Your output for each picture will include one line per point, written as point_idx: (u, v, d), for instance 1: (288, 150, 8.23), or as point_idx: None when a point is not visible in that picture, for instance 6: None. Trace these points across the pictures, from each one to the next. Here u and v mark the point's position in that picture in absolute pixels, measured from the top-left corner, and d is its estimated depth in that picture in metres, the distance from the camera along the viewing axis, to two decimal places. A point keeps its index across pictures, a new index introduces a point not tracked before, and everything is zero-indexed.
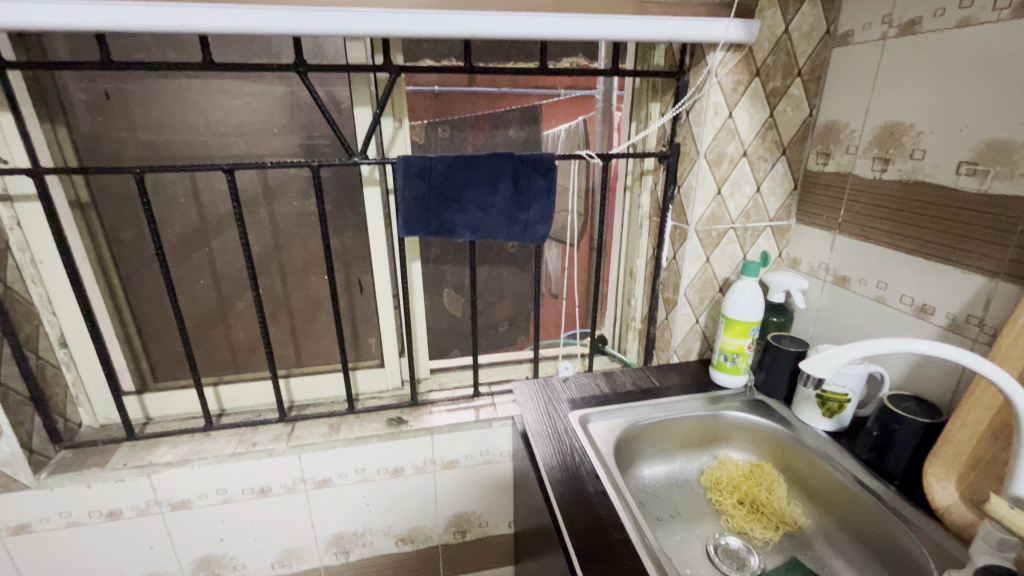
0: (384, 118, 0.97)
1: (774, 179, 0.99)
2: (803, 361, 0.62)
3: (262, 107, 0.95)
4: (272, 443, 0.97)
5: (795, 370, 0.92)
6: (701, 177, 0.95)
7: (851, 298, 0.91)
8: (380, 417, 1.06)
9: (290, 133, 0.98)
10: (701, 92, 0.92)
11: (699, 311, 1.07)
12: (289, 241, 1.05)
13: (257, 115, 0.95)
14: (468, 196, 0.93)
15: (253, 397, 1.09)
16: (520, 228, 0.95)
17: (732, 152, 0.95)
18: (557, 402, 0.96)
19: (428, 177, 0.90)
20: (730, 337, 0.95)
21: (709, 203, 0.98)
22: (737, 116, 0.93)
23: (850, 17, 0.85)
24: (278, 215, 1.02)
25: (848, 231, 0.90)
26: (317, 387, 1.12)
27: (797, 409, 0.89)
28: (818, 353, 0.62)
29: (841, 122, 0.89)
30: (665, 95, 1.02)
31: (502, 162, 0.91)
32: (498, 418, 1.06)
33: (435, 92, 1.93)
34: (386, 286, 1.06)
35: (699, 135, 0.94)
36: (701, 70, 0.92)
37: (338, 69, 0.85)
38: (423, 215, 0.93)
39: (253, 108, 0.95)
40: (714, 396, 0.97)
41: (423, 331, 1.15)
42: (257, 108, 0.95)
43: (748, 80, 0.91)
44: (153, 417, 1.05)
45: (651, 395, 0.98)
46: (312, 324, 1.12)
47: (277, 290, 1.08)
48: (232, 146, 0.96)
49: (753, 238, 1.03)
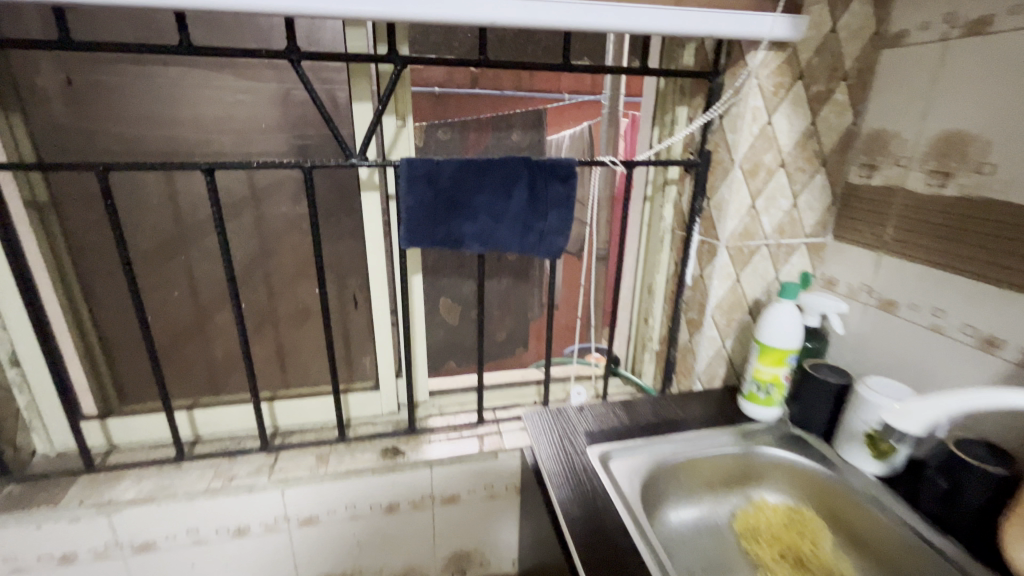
0: (385, 116, 0.87)
1: (812, 191, 0.90)
2: (891, 414, 0.59)
3: (248, 100, 0.85)
4: (253, 476, 0.87)
5: (836, 403, 0.84)
6: (734, 189, 0.86)
7: (898, 325, 0.82)
8: (374, 446, 0.96)
9: (280, 131, 0.88)
10: (738, 94, 0.83)
11: (726, 334, 0.97)
12: (279, 249, 0.94)
13: (243, 109, 0.85)
14: (478, 203, 0.83)
15: (231, 422, 0.97)
16: (534, 239, 0.86)
17: (768, 162, 0.86)
18: (572, 435, 0.87)
19: (434, 181, 0.80)
20: (764, 365, 0.86)
21: (742, 217, 0.89)
22: (776, 122, 0.84)
23: (905, 16, 0.77)
24: (268, 221, 0.92)
25: (896, 251, 0.82)
26: (303, 412, 1.00)
27: (842, 449, 0.80)
28: (904, 406, 0.58)
29: (890, 131, 0.81)
30: (694, 97, 0.92)
31: (517, 166, 0.82)
32: (505, 449, 0.97)
33: (436, 93, 1.82)
34: (383, 301, 0.96)
35: (733, 142, 0.85)
36: (739, 71, 0.82)
37: (335, 57, 0.75)
38: (428, 223, 0.82)
39: (240, 102, 0.85)
40: (746, 430, 0.88)
41: (422, 350, 1.05)
42: (244, 101, 0.85)
43: (790, 83, 0.82)
44: (117, 444, 0.93)
45: (676, 428, 0.88)
46: (300, 341, 1.02)
47: (261, 303, 0.97)
48: (213, 141, 0.85)
49: (786, 255, 0.94)
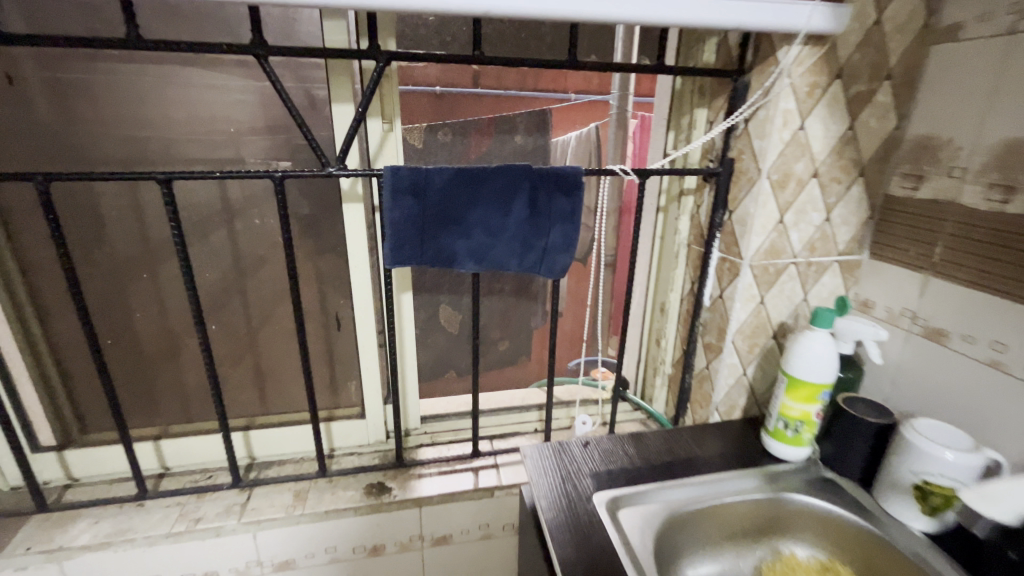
0: (369, 118, 0.78)
1: (847, 204, 0.80)
2: (976, 493, 0.56)
3: (216, 100, 0.77)
4: (221, 517, 0.78)
5: (876, 445, 0.74)
6: (761, 202, 0.77)
7: (949, 359, 0.72)
8: (358, 481, 0.87)
9: (253, 135, 0.79)
10: (766, 95, 0.73)
11: (747, 361, 0.88)
12: (254, 265, 0.86)
13: (210, 110, 0.77)
14: (473, 217, 0.74)
15: (202, 453, 0.89)
16: (535, 258, 0.77)
17: (800, 172, 0.76)
18: (576, 476, 0.77)
19: (422, 193, 0.71)
20: (793, 401, 0.76)
21: (769, 233, 0.79)
22: (810, 127, 0.73)
23: (960, 5, 0.67)
24: (241, 235, 0.83)
25: (947, 274, 0.71)
26: (282, 442, 0.92)
27: (883, 500, 0.71)
28: (995, 488, 0.56)
29: (941, 137, 0.71)
30: (715, 99, 0.82)
31: (515, 176, 0.73)
32: (502, 486, 0.88)
33: (436, 93, 1.80)
34: (368, 323, 0.88)
35: (760, 149, 0.75)
36: (768, 70, 0.72)
37: (307, 52, 0.66)
38: (416, 239, 0.74)
39: (206, 103, 0.76)
40: (772, 472, 0.78)
41: (412, 374, 0.96)
42: (211, 102, 0.76)
43: (827, 82, 0.72)
44: (77, 478, 0.85)
45: (693, 469, 0.79)
46: (280, 363, 0.93)
47: (236, 323, 0.89)
48: (178, 146, 0.77)
49: (817, 275, 0.84)
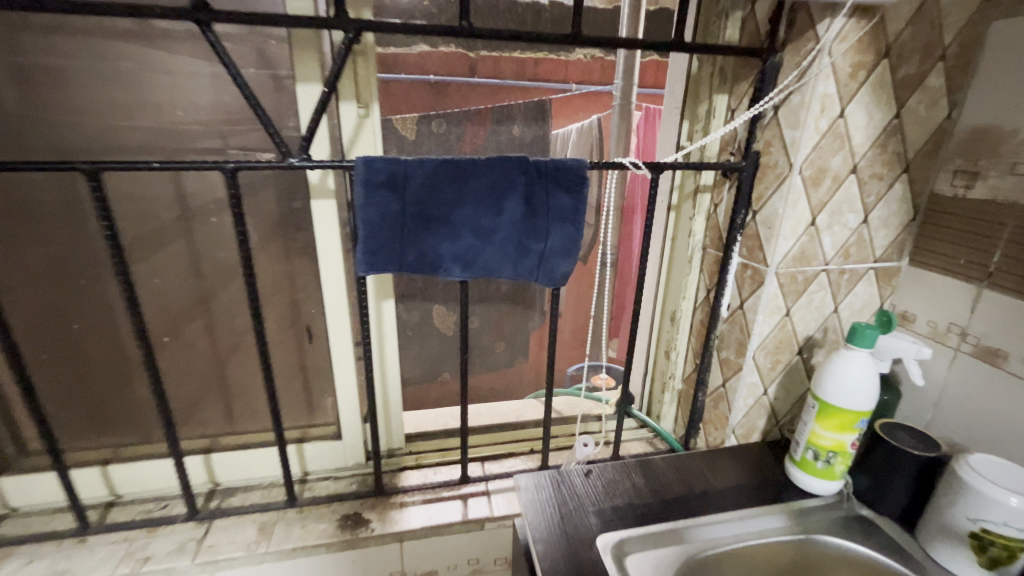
0: (342, 102, 0.67)
1: (887, 204, 0.71)
2: None
3: (158, 79, 0.66)
4: (172, 557, 0.69)
5: (919, 480, 0.65)
6: (791, 201, 0.67)
7: (1006, 384, 0.62)
8: (331, 511, 0.78)
9: (208, 120, 0.69)
10: (801, 78, 0.63)
11: (769, 379, 0.78)
12: (212, 269, 0.76)
13: (150, 90, 0.66)
14: (460, 217, 0.64)
15: (158, 479, 0.79)
16: (531, 263, 0.67)
17: (836, 167, 0.66)
18: (577, 512, 0.67)
19: (400, 188, 0.61)
20: (825, 429, 0.67)
21: (798, 237, 0.69)
22: (850, 115, 0.63)
23: None
24: (196, 235, 0.73)
25: (1006, 287, 0.61)
26: (248, 466, 0.82)
27: (929, 545, 0.61)
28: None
29: (1003, 127, 0.61)
30: (738, 83, 0.72)
31: (508, 169, 0.63)
32: (493, 518, 0.78)
33: (434, 83, 1.70)
34: (344, 335, 0.78)
35: (792, 141, 0.65)
36: (805, 48, 0.62)
37: (259, 19, 0.55)
38: (394, 242, 0.64)
39: (145, 82, 0.65)
40: (798, 508, 0.69)
41: (394, 389, 0.86)
42: (152, 81, 0.65)
43: (871, 62, 0.62)
44: (14, 507, 0.75)
45: (709, 505, 0.69)
46: (245, 379, 0.83)
47: (194, 334, 0.78)
48: (114, 133, 0.66)
49: (849, 284, 0.75)
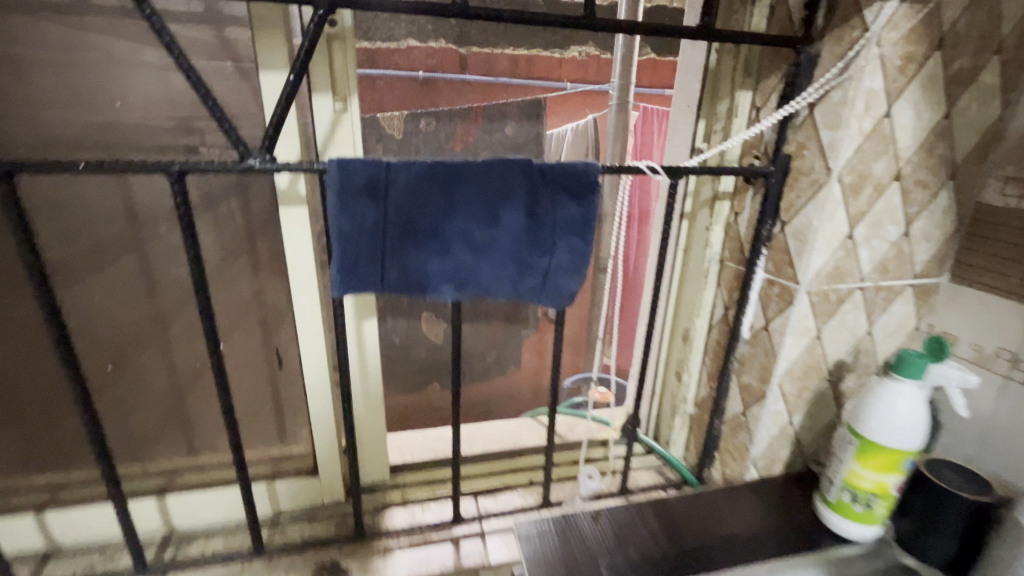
0: (315, 94, 0.58)
1: (930, 215, 0.63)
2: None
3: (94, 64, 0.55)
4: None
5: (973, 528, 0.57)
6: (827, 212, 0.59)
7: None
8: (303, 561, 0.69)
9: (157, 115, 0.59)
10: (843, 71, 0.55)
11: (794, 407, 0.71)
12: (167, 285, 0.66)
13: (85, 78, 0.56)
14: (451, 228, 0.55)
15: (102, 527, 0.69)
16: (534, 281, 0.59)
17: (879, 173, 0.58)
18: (586, 566, 0.59)
19: (381, 196, 0.52)
20: (866, 470, 0.59)
21: (834, 251, 0.61)
22: (896, 114, 0.56)
23: None
24: (146, 246, 0.63)
25: None
26: (209, 508, 0.72)
27: None
28: None
29: None
30: (765, 78, 0.64)
31: (508, 174, 0.54)
32: (489, 566, 0.70)
33: (421, 79, 1.61)
34: (319, 360, 0.69)
35: (831, 144, 0.57)
36: (848, 38, 0.54)
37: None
38: (374, 258, 0.54)
39: (79, 68, 0.55)
40: (835, 558, 0.61)
41: (377, 417, 0.77)
42: (86, 66, 0.55)
43: (923, 54, 0.54)
44: None
45: (735, 557, 0.61)
46: (207, 409, 0.73)
47: (145, 359, 0.68)
48: (41, 127, 0.56)
49: (885, 302, 0.67)
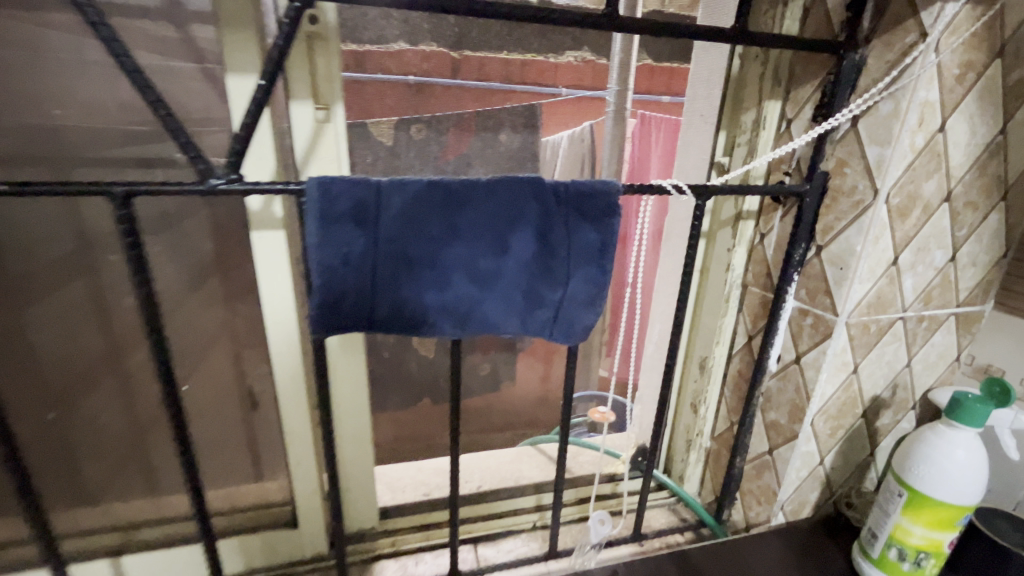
0: (293, 101, 0.50)
1: (979, 238, 0.57)
2: None
3: (33, 64, 0.47)
4: None
5: None
6: (871, 237, 0.53)
7: None
8: None
9: (108, 123, 0.51)
10: (894, 80, 0.49)
11: (827, 447, 0.64)
12: (124, 317, 0.58)
13: (22, 80, 0.48)
14: (452, 257, 0.48)
15: None
16: (546, 315, 0.51)
17: (929, 194, 0.52)
18: None
19: (370, 221, 0.45)
20: (916, 525, 0.53)
21: (877, 279, 0.55)
22: (951, 129, 0.50)
23: None
24: (98, 273, 0.55)
25: None
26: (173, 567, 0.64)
27: None
28: None
29: None
30: (798, 87, 0.58)
31: (517, 195, 0.47)
32: None
33: (412, 84, 1.53)
34: (298, 401, 0.61)
35: (878, 162, 0.51)
36: (901, 43, 0.48)
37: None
38: (362, 293, 0.47)
39: (15, 68, 0.47)
40: None
41: (365, 460, 0.69)
42: (24, 67, 0.47)
43: (982, 63, 0.48)
44: None
45: None
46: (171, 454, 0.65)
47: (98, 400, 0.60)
48: None
49: (927, 333, 0.61)
